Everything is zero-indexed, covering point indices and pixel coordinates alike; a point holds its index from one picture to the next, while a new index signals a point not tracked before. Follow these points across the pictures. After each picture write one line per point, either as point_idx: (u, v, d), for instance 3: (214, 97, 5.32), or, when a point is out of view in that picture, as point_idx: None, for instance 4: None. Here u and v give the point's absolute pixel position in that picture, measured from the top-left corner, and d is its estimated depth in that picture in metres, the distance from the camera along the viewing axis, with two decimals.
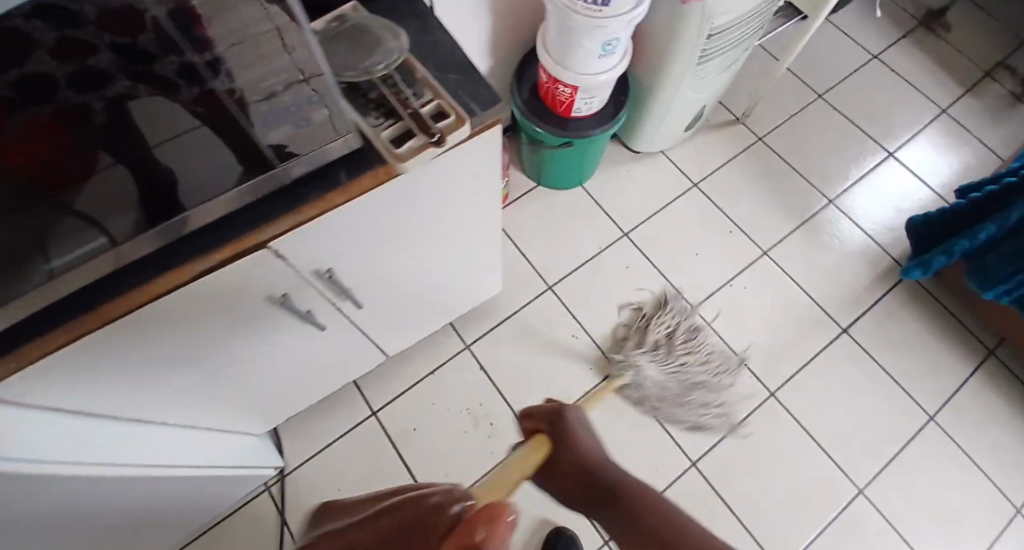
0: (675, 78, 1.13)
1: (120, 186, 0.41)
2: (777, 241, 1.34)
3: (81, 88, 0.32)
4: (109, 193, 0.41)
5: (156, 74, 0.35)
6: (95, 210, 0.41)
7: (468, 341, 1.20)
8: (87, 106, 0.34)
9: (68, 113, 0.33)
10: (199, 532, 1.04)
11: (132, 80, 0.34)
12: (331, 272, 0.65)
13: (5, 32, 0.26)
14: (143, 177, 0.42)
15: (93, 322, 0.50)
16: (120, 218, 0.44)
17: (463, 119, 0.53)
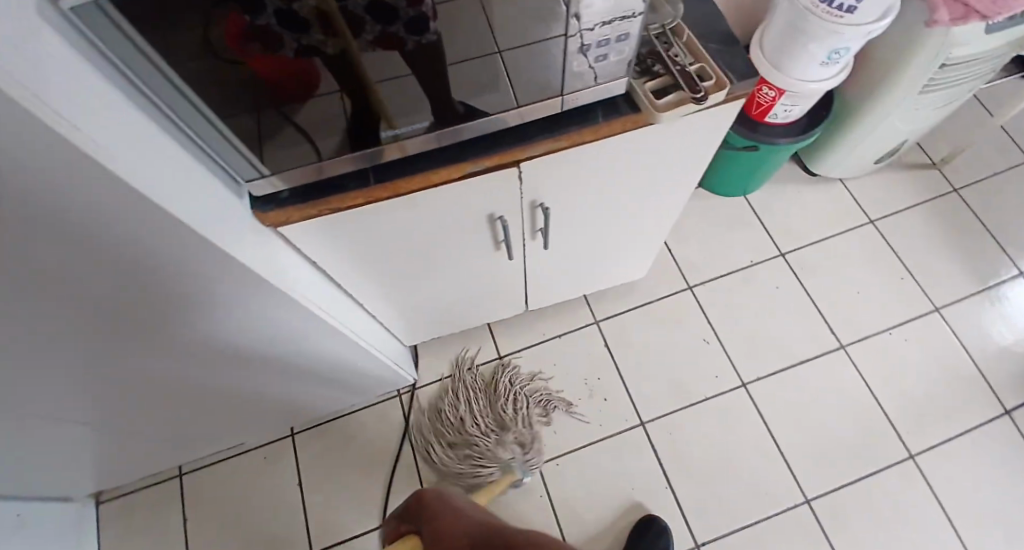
0: (885, 105, 1.08)
1: (329, 110, 0.50)
2: (950, 301, 1.23)
3: (283, 17, 0.38)
4: (321, 115, 0.50)
5: (342, 23, 0.40)
6: (308, 124, 0.51)
7: (598, 317, 1.24)
8: (286, 35, 0.40)
9: (265, 37, 0.39)
10: (337, 415, 1.19)
11: (323, 24, 0.39)
12: (544, 206, 0.73)
13: None
14: (433, 89, 0.51)
15: (379, 193, 0.59)
16: (327, 137, 0.53)
17: (724, 84, 0.56)
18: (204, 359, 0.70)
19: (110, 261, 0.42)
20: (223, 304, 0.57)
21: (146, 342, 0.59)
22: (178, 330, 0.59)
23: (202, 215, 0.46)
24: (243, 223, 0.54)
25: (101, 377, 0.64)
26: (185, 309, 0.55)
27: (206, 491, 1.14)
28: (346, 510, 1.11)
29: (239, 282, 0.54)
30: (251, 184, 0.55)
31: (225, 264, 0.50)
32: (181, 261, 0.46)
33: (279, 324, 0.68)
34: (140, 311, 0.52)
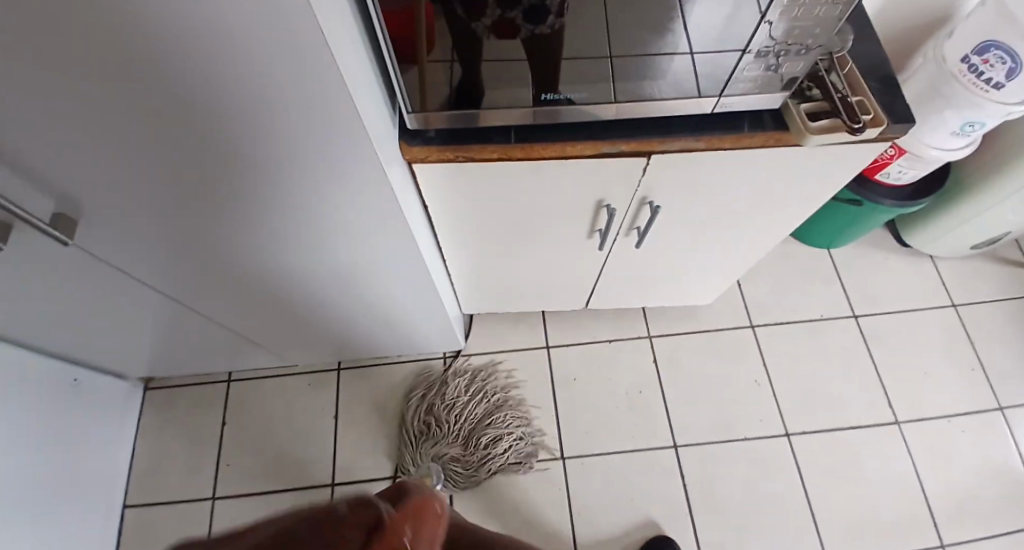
0: (1006, 189, 1.03)
1: (441, 77, 0.53)
2: (1021, 404, 1.18)
3: None
4: (433, 80, 0.53)
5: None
6: (411, 86, 0.53)
7: (653, 333, 1.24)
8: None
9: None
10: (382, 363, 1.23)
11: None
12: (654, 205, 0.74)
13: None
14: (545, 72, 0.53)
15: (515, 151, 0.61)
16: (431, 98, 0.55)
17: (881, 122, 0.56)
18: (304, 267, 0.74)
19: (289, 140, 0.46)
20: (348, 214, 0.61)
21: (269, 232, 0.63)
22: (299, 228, 0.63)
23: (372, 125, 0.49)
24: (392, 148, 0.57)
25: (216, 258, 0.69)
26: (316, 207, 0.59)
27: (248, 401, 1.19)
28: (372, 454, 1.14)
29: (374, 193, 0.57)
30: (407, 116, 0.58)
31: (373, 174, 0.53)
32: (341, 158, 0.50)
33: (382, 250, 0.72)
34: (281, 199, 0.56)
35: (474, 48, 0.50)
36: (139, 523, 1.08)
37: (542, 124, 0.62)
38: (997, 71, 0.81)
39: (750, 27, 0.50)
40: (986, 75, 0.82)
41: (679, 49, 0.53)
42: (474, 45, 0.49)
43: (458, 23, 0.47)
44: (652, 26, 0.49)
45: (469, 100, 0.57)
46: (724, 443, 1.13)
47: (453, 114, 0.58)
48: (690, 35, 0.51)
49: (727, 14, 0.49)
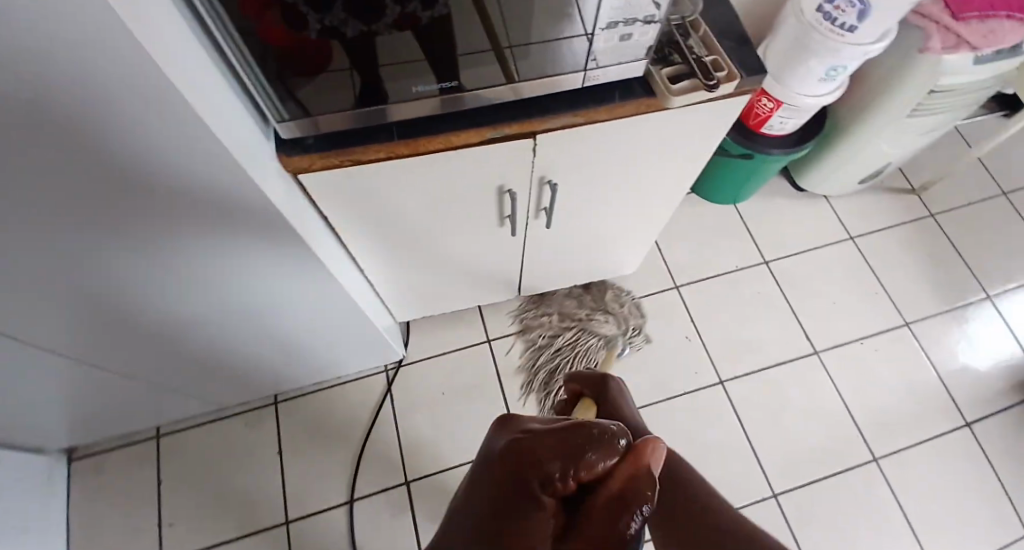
0: (877, 125, 1.12)
1: (341, 87, 0.55)
2: (920, 317, 1.30)
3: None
4: (332, 91, 0.55)
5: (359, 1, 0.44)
6: (307, 98, 0.55)
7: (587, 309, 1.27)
8: (302, 14, 0.45)
9: (287, 9, 0.44)
10: (323, 386, 1.20)
11: (342, 8, 0.44)
12: (551, 184, 0.76)
13: None
14: (443, 68, 0.55)
15: (401, 149, 0.61)
16: (327, 108, 0.57)
17: (734, 76, 0.61)
18: (206, 296, 0.71)
19: (141, 162, 0.44)
20: (236, 233, 0.59)
21: (157, 262, 0.60)
22: (189, 254, 0.60)
23: (235, 138, 0.48)
24: (268, 160, 0.56)
25: (107, 302, 0.65)
26: (199, 229, 0.56)
27: (185, 451, 1.13)
28: (324, 480, 1.12)
29: (256, 208, 0.56)
30: (279, 126, 0.57)
31: (248, 189, 0.52)
32: (207, 176, 0.49)
33: (284, 269, 0.70)
34: (156, 225, 0.53)
35: (370, 48, 0.50)
36: None
37: (427, 118, 0.62)
38: (849, 15, 0.87)
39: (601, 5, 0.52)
40: (839, 20, 0.88)
41: (576, 33, 0.55)
42: (372, 45, 0.50)
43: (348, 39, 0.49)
44: (550, 14, 0.52)
45: (360, 98, 0.57)
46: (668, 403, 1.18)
47: (349, 114, 0.58)
48: (582, 21, 0.54)
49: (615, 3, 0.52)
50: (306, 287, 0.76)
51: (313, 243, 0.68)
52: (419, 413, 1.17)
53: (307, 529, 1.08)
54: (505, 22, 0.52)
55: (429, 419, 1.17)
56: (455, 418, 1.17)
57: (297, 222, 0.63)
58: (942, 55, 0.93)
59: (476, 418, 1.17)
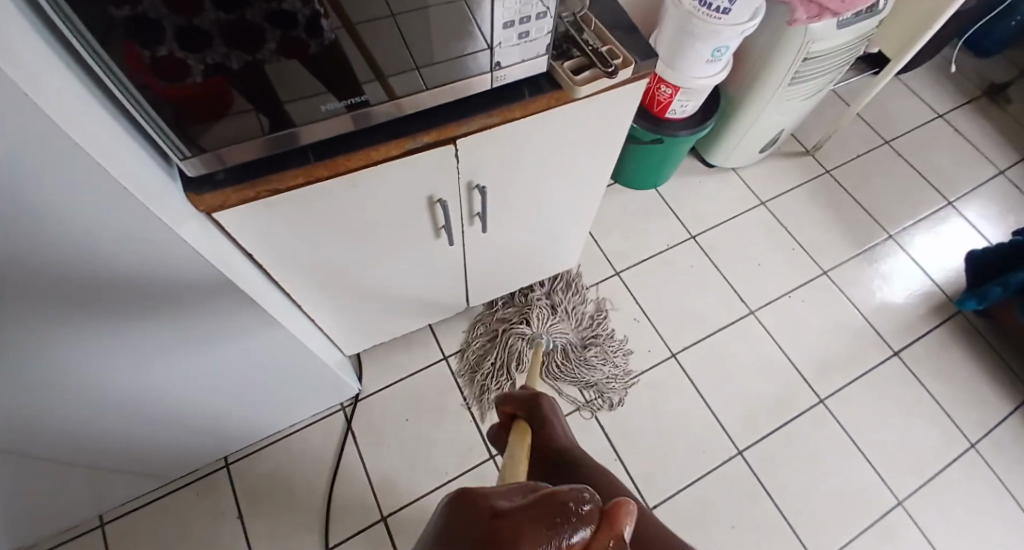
0: (766, 95, 1.21)
1: (249, 125, 0.54)
2: (836, 264, 1.42)
3: (186, 46, 0.43)
4: (239, 130, 0.54)
5: (238, 40, 0.45)
6: (220, 138, 0.54)
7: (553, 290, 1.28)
8: (185, 64, 0.45)
9: (165, 65, 0.44)
10: (278, 437, 1.14)
11: (226, 48, 0.45)
12: (479, 188, 0.77)
13: (138, 19, 0.39)
14: (346, 94, 0.56)
15: (321, 170, 0.61)
16: (239, 147, 0.56)
17: (629, 62, 0.66)
18: (136, 359, 0.66)
19: (34, 216, 0.41)
20: (156, 285, 0.56)
21: (71, 329, 0.55)
22: (108, 314, 0.56)
23: (139, 182, 0.46)
24: (178, 203, 0.54)
25: (16, 383, 0.59)
26: (113, 285, 0.53)
27: (134, 538, 1.03)
28: (295, 536, 1.06)
29: (174, 254, 0.53)
30: (183, 163, 0.54)
31: (161, 234, 0.49)
32: (113, 225, 0.46)
33: (215, 319, 0.67)
34: (62, 286, 0.49)
35: (264, 80, 0.50)
36: None
37: (342, 136, 0.62)
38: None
39: (492, 20, 0.56)
40: (714, 5, 0.95)
41: (477, 47, 0.58)
42: (265, 77, 0.50)
43: (241, 78, 0.49)
44: (440, 30, 0.55)
45: (266, 127, 0.55)
46: (621, 394, 1.20)
47: (261, 141, 0.56)
48: (481, 34, 0.57)
49: (500, 14, 0.55)
50: (246, 330, 0.73)
51: (244, 282, 0.66)
52: (385, 444, 1.14)
53: None
54: (407, 42, 0.54)
55: (397, 448, 1.14)
56: (424, 442, 1.15)
57: (223, 264, 0.61)
58: (809, 23, 1.02)
59: (446, 438, 1.15)
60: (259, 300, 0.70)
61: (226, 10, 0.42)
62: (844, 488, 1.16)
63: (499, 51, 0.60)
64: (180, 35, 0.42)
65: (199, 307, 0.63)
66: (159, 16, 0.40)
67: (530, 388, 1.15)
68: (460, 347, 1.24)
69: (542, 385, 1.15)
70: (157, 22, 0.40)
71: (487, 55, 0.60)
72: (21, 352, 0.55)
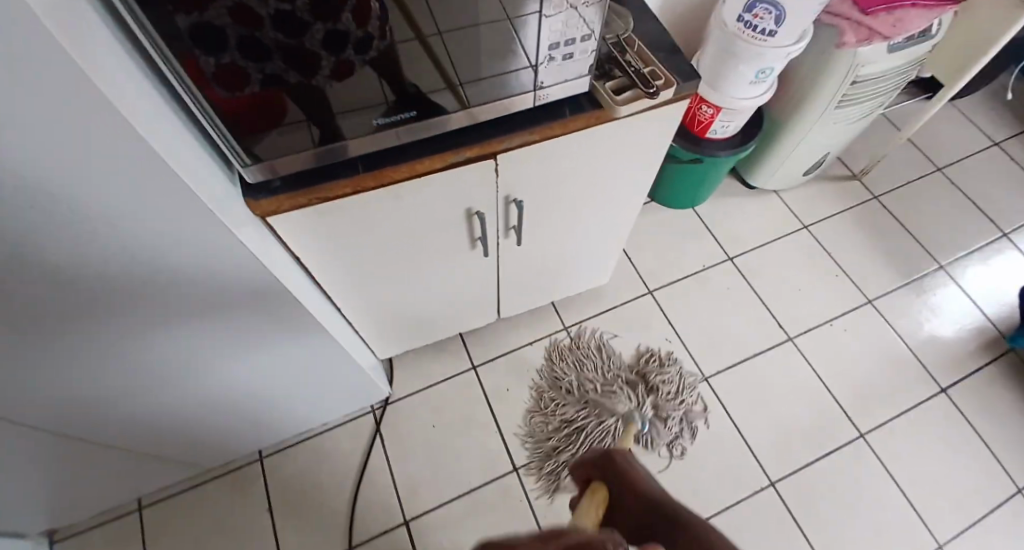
0: (810, 118, 1.19)
1: (295, 141, 0.57)
2: (881, 292, 1.36)
3: (248, 56, 0.46)
4: (285, 144, 0.57)
5: (298, 55, 0.47)
6: (275, 148, 0.57)
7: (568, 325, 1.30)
8: (245, 71, 0.47)
9: (227, 69, 0.46)
10: (310, 435, 1.17)
11: (285, 65, 0.48)
12: (516, 202, 0.79)
13: (206, 24, 0.42)
14: (396, 106, 0.59)
15: (370, 180, 0.63)
16: (295, 152, 0.59)
17: (671, 82, 0.66)
18: (186, 352, 0.70)
19: (106, 212, 0.45)
20: (205, 282, 0.59)
21: (133, 319, 0.59)
22: (163, 309, 0.60)
23: (198, 179, 0.49)
24: (235, 207, 0.57)
25: (83, 369, 0.64)
26: (169, 279, 0.56)
27: (171, 522, 1.08)
28: (321, 535, 1.08)
29: (223, 252, 0.56)
30: (246, 170, 0.58)
31: (216, 229, 0.52)
32: (168, 219, 0.49)
33: (260, 317, 0.71)
34: (128, 278, 0.53)
35: (317, 93, 0.53)
36: None
37: (386, 150, 0.64)
38: (768, 22, 0.93)
39: (538, 35, 0.56)
40: (759, 27, 0.94)
41: (517, 63, 0.59)
42: (317, 91, 0.53)
43: (297, 90, 0.52)
44: (488, 49, 0.56)
45: (317, 138, 0.58)
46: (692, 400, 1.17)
47: (307, 153, 0.59)
48: (526, 54, 0.59)
49: (548, 28, 0.56)
50: (290, 331, 0.77)
51: (289, 285, 0.69)
52: (412, 449, 1.16)
53: None
54: (455, 59, 0.56)
55: (423, 453, 1.16)
56: (448, 448, 1.16)
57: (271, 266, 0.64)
58: (857, 48, 1.01)
59: (470, 447, 1.16)
60: (302, 303, 0.73)
61: (287, 34, 0.45)
62: (883, 527, 1.10)
63: (540, 69, 0.61)
64: (241, 46, 0.44)
65: (249, 305, 0.67)
66: (223, 25, 0.42)
67: (625, 419, 1.03)
68: (529, 442, 1.16)
69: (638, 414, 1.03)
70: (222, 29, 0.42)
71: (528, 75, 0.61)
72: (90, 339, 0.59)
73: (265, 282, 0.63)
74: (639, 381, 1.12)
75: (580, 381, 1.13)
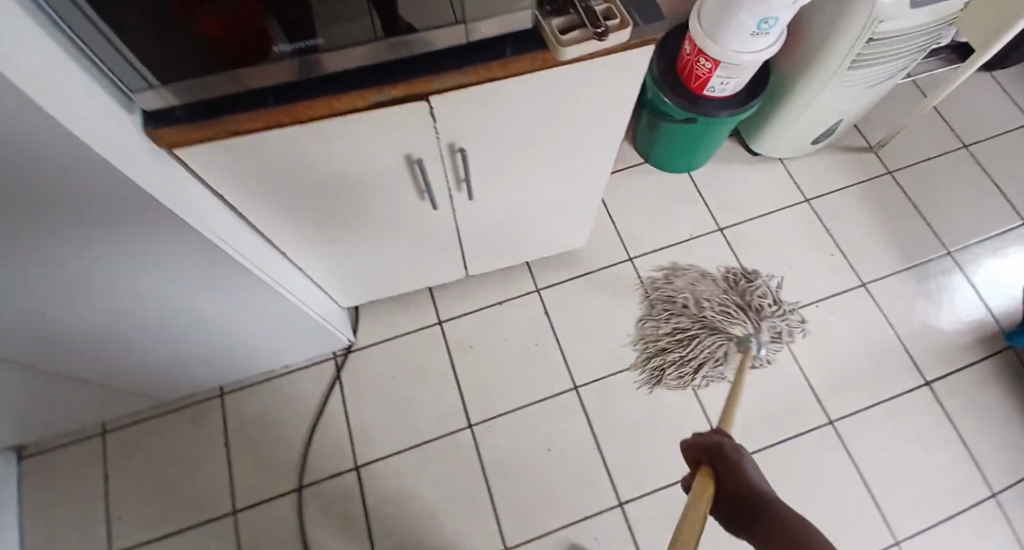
0: (820, 79, 1.08)
1: (266, 51, 0.53)
2: (879, 276, 1.28)
3: None
4: (262, 51, 0.53)
5: None
6: (260, 53, 0.53)
7: (573, 287, 1.26)
8: None
9: None
10: (271, 375, 1.18)
11: None
12: (461, 151, 0.73)
13: None
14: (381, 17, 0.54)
15: (282, 115, 0.58)
16: (261, 63, 0.54)
17: (625, 24, 0.58)
18: (112, 300, 0.68)
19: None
20: (108, 235, 0.55)
21: (43, 272, 0.56)
22: (62, 264, 0.56)
23: (91, 125, 0.43)
24: (132, 139, 0.52)
25: (2, 314, 0.61)
26: (61, 234, 0.51)
27: (132, 450, 1.11)
28: (274, 474, 1.10)
29: (123, 203, 0.51)
30: (140, 94, 0.53)
31: (115, 180, 0.47)
32: (70, 176, 0.45)
33: (182, 267, 0.67)
34: (30, 236, 0.49)
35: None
36: None
37: (303, 82, 0.59)
38: None
39: None
40: None
41: None
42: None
43: None
44: None
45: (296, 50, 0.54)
46: (799, 315, 1.23)
47: (290, 64, 0.55)
48: None
49: None
50: (224, 278, 0.74)
51: (216, 236, 0.66)
52: (369, 398, 1.16)
53: (254, 523, 1.06)
54: None
55: (380, 402, 1.16)
56: (406, 400, 1.16)
57: (193, 218, 0.60)
58: None
59: (428, 401, 1.16)
60: (231, 252, 0.69)
61: None
62: (840, 516, 1.07)
63: None
64: None
65: (172, 255, 0.64)
66: None
67: (739, 342, 1.08)
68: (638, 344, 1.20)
69: (754, 339, 1.08)
70: None
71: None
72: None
73: (184, 233, 0.60)
74: (754, 306, 1.15)
75: (708, 304, 1.16)
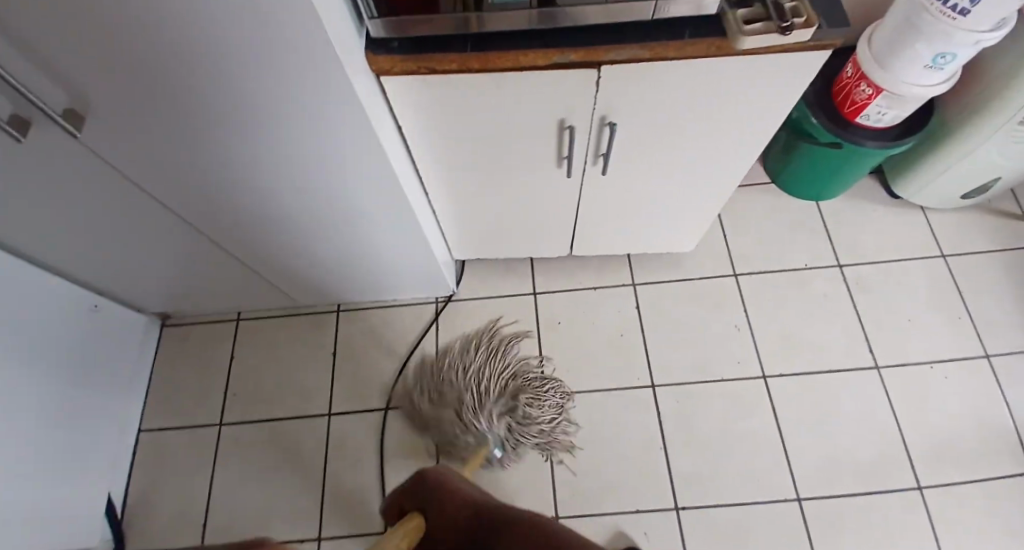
0: (987, 128, 1.02)
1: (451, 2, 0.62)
2: (1008, 351, 1.17)
3: None
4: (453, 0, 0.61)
5: None
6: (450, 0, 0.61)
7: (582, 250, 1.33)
8: None
9: None
10: (378, 305, 1.30)
11: None
12: (611, 125, 0.78)
13: None
14: None
15: (476, 62, 0.66)
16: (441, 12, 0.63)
17: (812, 22, 0.60)
18: (293, 197, 0.80)
19: (261, 58, 0.51)
20: (314, 135, 0.65)
21: (258, 153, 0.68)
22: (271, 148, 0.67)
23: (336, 35, 0.53)
24: (359, 58, 0.62)
25: (215, 185, 0.75)
26: (282, 122, 0.62)
27: (255, 340, 1.28)
28: (364, 390, 1.22)
29: (338, 108, 0.61)
30: (374, 22, 0.62)
31: (340, 87, 0.57)
32: (311, 77, 0.55)
33: (354, 181, 0.77)
34: (264, 120, 0.61)
35: None
36: (152, 445, 1.18)
37: (496, 35, 0.66)
38: None
39: None
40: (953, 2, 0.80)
41: None
42: None
43: None
44: None
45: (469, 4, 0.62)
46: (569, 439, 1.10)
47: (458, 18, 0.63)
48: None
49: None
50: (383, 200, 0.84)
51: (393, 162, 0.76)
52: None
53: (339, 426, 1.18)
54: None
55: None
56: None
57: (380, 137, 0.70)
58: None
59: None
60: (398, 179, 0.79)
61: None
62: None
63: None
64: None
65: (354, 169, 0.74)
66: None
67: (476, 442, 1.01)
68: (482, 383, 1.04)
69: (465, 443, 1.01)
70: None
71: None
72: (223, 161, 0.69)
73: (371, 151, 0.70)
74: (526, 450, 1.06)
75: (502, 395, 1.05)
